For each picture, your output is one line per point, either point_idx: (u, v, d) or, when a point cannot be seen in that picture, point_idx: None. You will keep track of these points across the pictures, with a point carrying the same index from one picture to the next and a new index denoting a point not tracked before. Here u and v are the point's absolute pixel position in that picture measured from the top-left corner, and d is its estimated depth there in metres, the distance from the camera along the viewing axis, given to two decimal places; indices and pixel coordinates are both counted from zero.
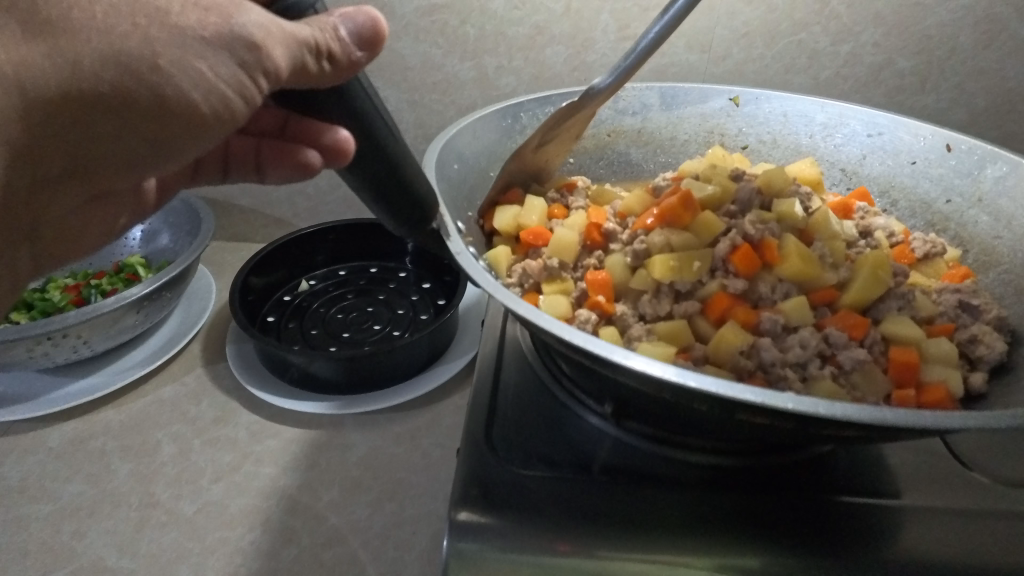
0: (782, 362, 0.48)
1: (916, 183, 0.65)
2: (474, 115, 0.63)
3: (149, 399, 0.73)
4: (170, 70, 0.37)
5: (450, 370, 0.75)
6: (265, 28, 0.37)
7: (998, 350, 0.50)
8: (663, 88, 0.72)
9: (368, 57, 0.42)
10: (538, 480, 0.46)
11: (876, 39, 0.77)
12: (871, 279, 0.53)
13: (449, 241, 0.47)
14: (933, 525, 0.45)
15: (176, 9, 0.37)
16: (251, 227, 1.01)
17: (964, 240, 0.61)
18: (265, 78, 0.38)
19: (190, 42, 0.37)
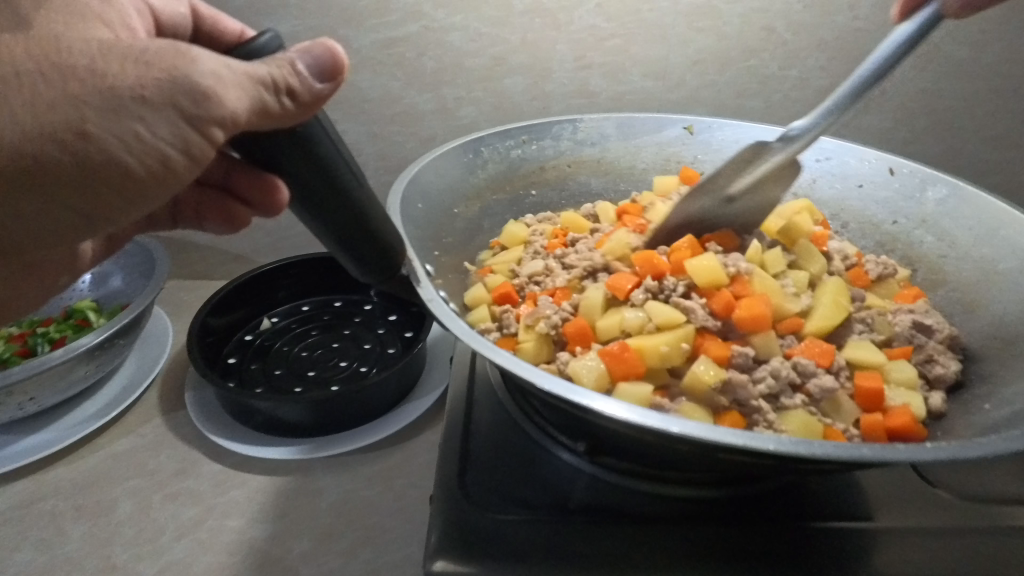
0: (754, 393, 0.49)
1: (865, 207, 0.67)
2: (435, 152, 0.63)
3: (103, 453, 0.70)
4: (101, 135, 0.38)
5: (421, 407, 0.74)
6: (215, 74, 0.37)
7: (954, 369, 0.51)
8: (619, 119, 0.73)
9: (333, 89, 0.41)
10: (516, 526, 0.46)
11: (822, 64, 0.80)
12: (833, 307, 0.56)
13: (420, 287, 0.47)
14: (905, 546, 0.46)
15: (114, 69, 0.37)
16: (208, 264, 0.98)
17: (912, 259, 0.63)
18: (221, 126, 0.39)
19: (126, 104, 0.37)
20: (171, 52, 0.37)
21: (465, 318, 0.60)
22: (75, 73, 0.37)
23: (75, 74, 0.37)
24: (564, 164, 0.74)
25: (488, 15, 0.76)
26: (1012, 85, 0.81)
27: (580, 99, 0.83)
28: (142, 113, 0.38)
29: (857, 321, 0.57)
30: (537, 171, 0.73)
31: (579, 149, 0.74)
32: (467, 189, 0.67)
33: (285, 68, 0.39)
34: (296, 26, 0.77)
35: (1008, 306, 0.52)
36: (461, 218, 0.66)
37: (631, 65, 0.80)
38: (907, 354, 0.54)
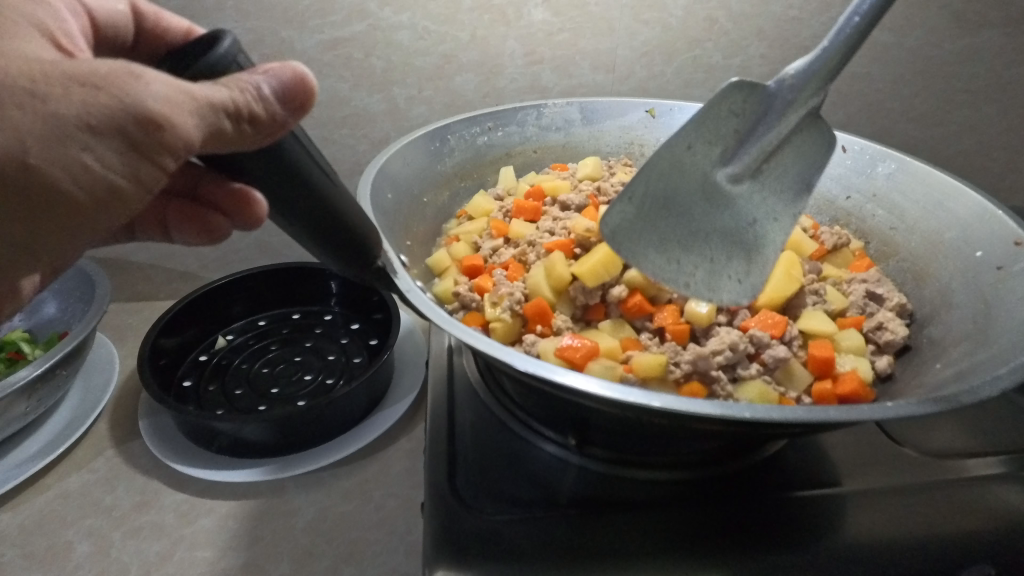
0: (713, 363, 0.49)
1: (820, 183, 0.70)
2: (402, 141, 0.62)
3: (51, 494, 0.65)
4: (43, 166, 0.35)
5: (393, 416, 0.72)
6: (169, 99, 0.34)
7: (902, 334, 0.53)
8: (582, 104, 0.74)
9: (293, 114, 0.39)
10: (511, 524, 0.45)
11: (762, 52, 0.82)
12: (786, 278, 0.57)
13: (398, 279, 0.46)
14: (875, 506, 0.48)
15: (54, 94, 0.34)
16: (153, 284, 0.93)
17: (865, 232, 0.66)
18: (173, 147, 0.36)
19: (69, 132, 0.34)
20: (119, 71, 0.35)
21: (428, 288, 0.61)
22: (12, 95, 0.33)
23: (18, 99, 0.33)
24: (530, 150, 0.75)
25: (435, 12, 0.75)
26: (933, 65, 0.86)
27: (532, 94, 0.83)
28: (86, 140, 0.35)
29: (810, 292, 0.59)
30: (504, 157, 0.73)
31: (544, 135, 0.75)
32: (436, 178, 0.66)
33: (244, 89, 0.36)
34: (235, 29, 0.74)
35: (952, 275, 0.55)
36: (431, 207, 0.65)
37: (581, 59, 0.81)
38: (858, 323, 0.57)
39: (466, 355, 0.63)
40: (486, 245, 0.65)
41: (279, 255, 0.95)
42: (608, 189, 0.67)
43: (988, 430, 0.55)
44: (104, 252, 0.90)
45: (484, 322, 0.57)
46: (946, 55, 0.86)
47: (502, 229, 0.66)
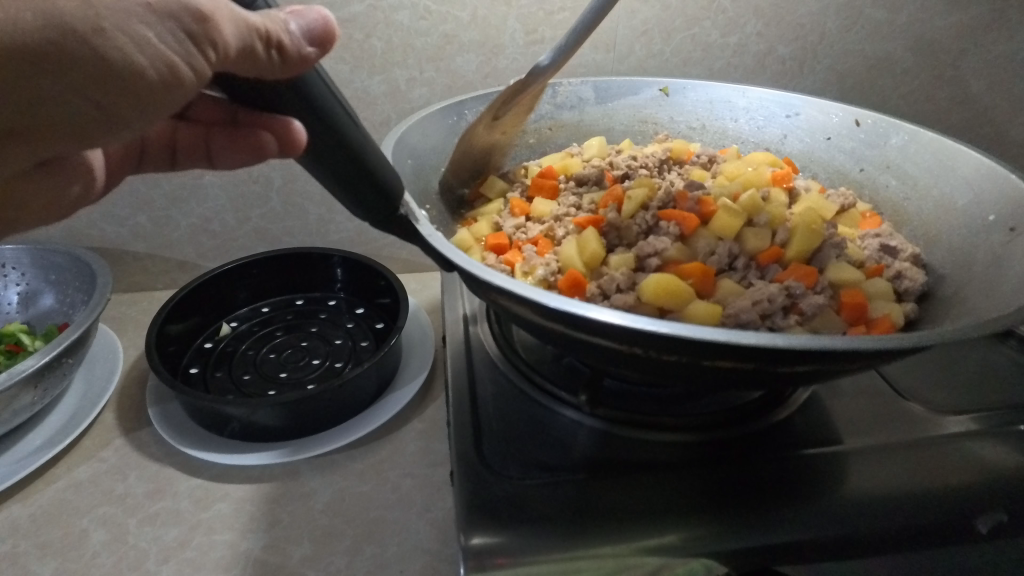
0: (754, 313, 0.49)
1: (832, 157, 0.69)
2: (419, 114, 0.62)
3: (62, 484, 0.64)
4: (111, 34, 0.34)
5: (404, 397, 0.72)
6: (214, 1, 0.35)
7: (920, 279, 0.54)
8: (596, 82, 0.74)
9: (319, 54, 0.39)
10: (538, 487, 0.46)
11: (758, 30, 0.84)
12: (809, 231, 0.56)
13: (419, 225, 0.46)
14: (887, 460, 0.49)
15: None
16: (151, 275, 0.92)
17: (879, 203, 0.65)
18: (208, 54, 0.36)
19: (136, 9, 0.35)
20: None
21: None
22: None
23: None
24: (544, 126, 0.75)
25: None
26: (922, 42, 0.88)
27: None
28: (148, 16, 0.35)
29: (833, 244, 0.57)
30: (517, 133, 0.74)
31: (558, 112, 0.75)
32: (454, 151, 0.66)
33: (274, 21, 0.37)
34: None
35: (963, 240, 0.54)
36: (447, 180, 0.65)
37: None
38: (880, 271, 0.57)
39: (480, 325, 0.64)
40: (508, 222, 0.64)
41: (279, 243, 0.93)
42: (622, 163, 0.67)
43: (992, 386, 0.57)
44: (99, 243, 0.89)
45: None
46: (935, 31, 0.88)
47: (522, 206, 0.66)
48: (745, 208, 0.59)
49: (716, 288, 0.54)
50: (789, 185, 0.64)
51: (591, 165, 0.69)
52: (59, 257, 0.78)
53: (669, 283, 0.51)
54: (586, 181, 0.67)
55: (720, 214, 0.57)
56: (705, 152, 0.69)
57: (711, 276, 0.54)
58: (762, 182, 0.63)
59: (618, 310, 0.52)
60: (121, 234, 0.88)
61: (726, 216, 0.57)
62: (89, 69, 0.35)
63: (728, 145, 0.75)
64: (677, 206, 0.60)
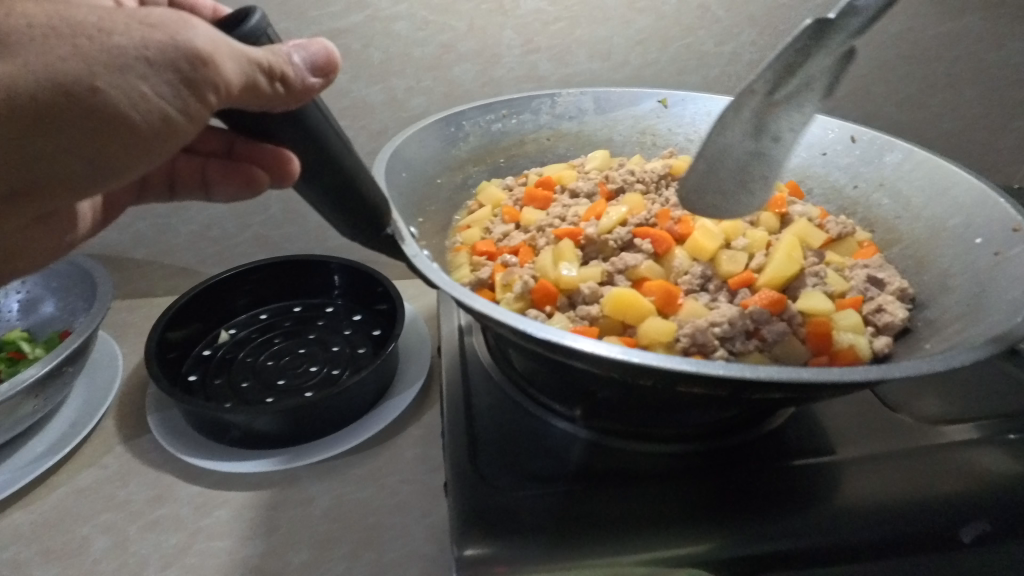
0: (711, 334, 0.50)
1: (828, 172, 0.69)
2: (418, 125, 0.64)
3: (64, 491, 0.65)
4: (107, 90, 0.37)
5: (402, 404, 0.73)
6: (214, 42, 0.37)
7: (902, 315, 0.52)
8: (596, 93, 0.75)
9: (322, 84, 0.41)
10: (532, 499, 0.46)
11: (753, 39, 0.85)
12: (788, 259, 0.58)
13: (404, 245, 0.46)
14: (875, 471, 0.50)
15: (119, 28, 0.37)
16: (151, 281, 0.93)
17: (872, 221, 0.64)
18: (214, 95, 0.37)
19: (133, 63, 0.37)
20: (166, 18, 0.37)
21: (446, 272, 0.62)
22: (83, 30, 0.37)
23: (85, 33, 0.37)
24: (544, 137, 0.75)
25: (432, 2, 0.75)
26: (917, 51, 0.89)
27: (529, 83, 0.84)
28: (141, 68, 0.37)
29: (811, 274, 0.59)
30: (517, 144, 0.74)
31: (558, 123, 0.75)
32: (449, 160, 0.68)
33: (279, 54, 0.38)
34: None
35: (952, 262, 0.54)
36: (444, 189, 0.67)
37: (577, 47, 0.82)
38: (858, 303, 0.56)
39: (476, 335, 0.65)
40: (498, 228, 0.66)
41: (278, 249, 0.94)
42: (619, 176, 0.68)
43: (978, 396, 0.58)
44: (100, 250, 0.89)
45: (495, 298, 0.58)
46: (929, 40, 0.89)
47: (514, 213, 0.67)
48: (725, 231, 0.61)
49: (679, 311, 0.55)
50: (782, 211, 0.64)
51: (586, 178, 0.70)
52: (61, 266, 0.79)
53: (629, 300, 0.52)
54: (580, 194, 0.68)
55: (697, 235, 0.60)
56: None
57: (676, 299, 0.55)
58: None
59: (580, 323, 0.54)
60: (121, 241, 0.89)
61: (702, 237, 0.59)
62: (93, 120, 0.38)
63: None
64: (657, 224, 0.62)
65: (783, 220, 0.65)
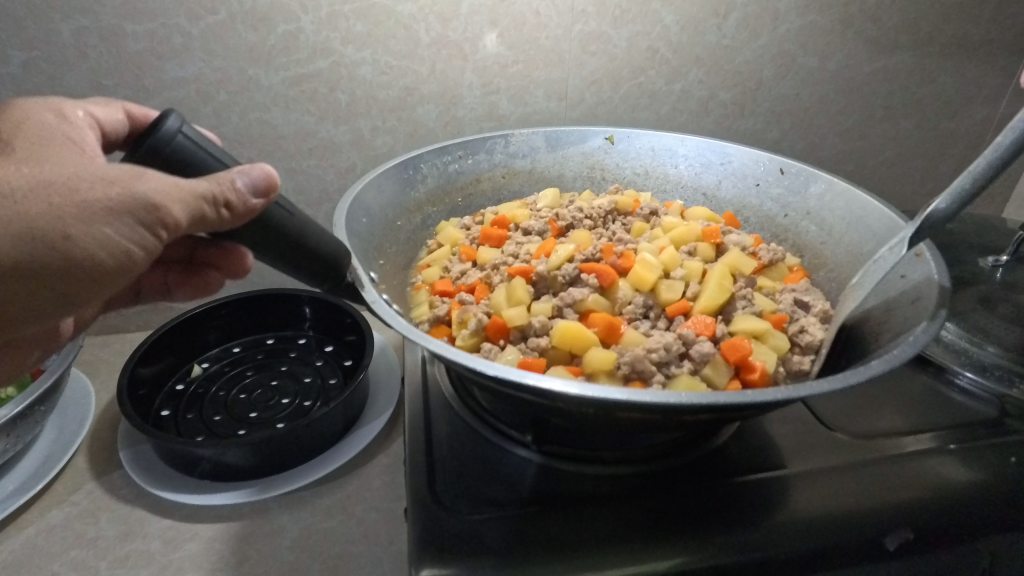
0: (648, 362, 0.53)
1: (761, 202, 0.74)
2: (376, 170, 0.67)
3: (33, 530, 0.66)
4: (77, 238, 0.42)
5: (371, 433, 0.75)
6: (165, 190, 0.42)
7: (821, 335, 0.57)
8: (547, 133, 0.79)
9: (263, 202, 0.45)
10: (488, 523, 0.49)
11: (700, 78, 0.90)
12: (718, 289, 0.62)
13: (364, 291, 0.50)
14: (812, 487, 0.53)
15: (84, 186, 0.42)
16: (123, 317, 0.94)
17: (801, 247, 0.70)
18: (167, 229, 0.43)
19: (98, 214, 0.42)
20: (117, 174, 0.42)
21: (406, 314, 0.65)
22: (54, 189, 0.42)
23: (55, 192, 0.41)
24: (499, 174, 0.80)
25: (395, 48, 0.79)
26: (854, 86, 0.96)
27: (489, 122, 0.88)
28: (105, 217, 0.42)
29: (741, 297, 0.63)
30: (472, 183, 0.79)
31: (510, 161, 0.80)
32: (408, 203, 0.71)
33: (220, 181, 0.42)
34: (202, 69, 0.77)
35: None
36: (404, 230, 0.71)
37: (535, 88, 0.86)
38: (783, 322, 0.60)
39: (440, 364, 0.68)
40: (455, 267, 0.70)
41: (249, 284, 0.97)
42: (568, 214, 0.73)
43: (908, 412, 0.62)
44: None
45: (452, 336, 0.62)
46: (864, 77, 0.95)
47: (470, 252, 0.71)
48: (664, 263, 0.65)
49: (621, 339, 0.59)
50: (718, 241, 0.68)
51: (538, 216, 0.74)
52: None
53: (575, 332, 0.57)
54: (533, 232, 0.72)
55: (637, 268, 0.64)
56: (649, 205, 0.74)
57: (618, 329, 0.59)
58: (693, 237, 0.69)
59: (531, 354, 0.58)
60: None
61: (642, 270, 0.63)
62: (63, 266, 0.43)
63: (670, 189, 0.81)
64: (603, 259, 0.66)
65: (720, 249, 0.69)
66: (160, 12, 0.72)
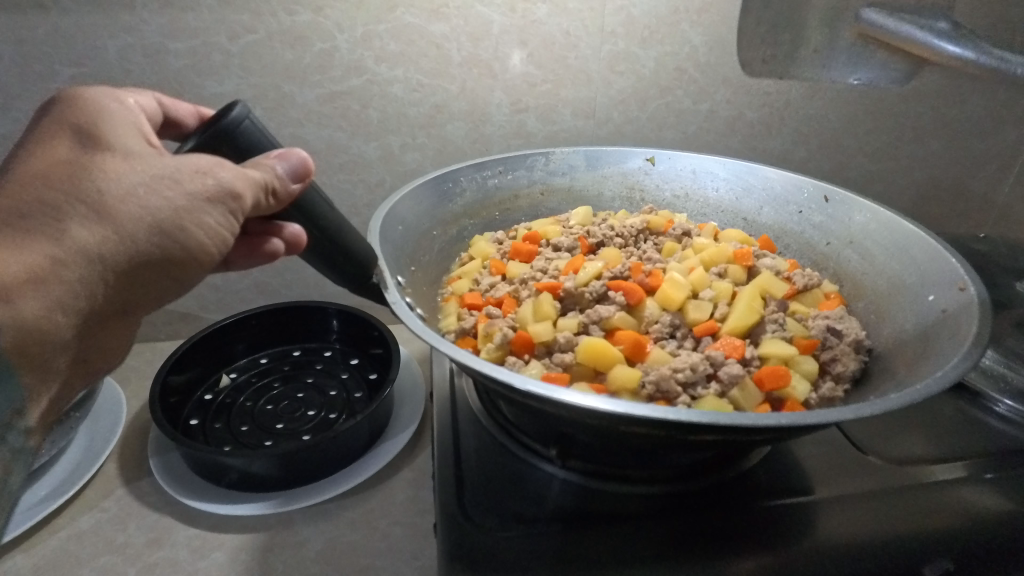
0: (674, 382, 0.53)
1: (802, 230, 0.74)
2: (416, 181, 0.69)
3: (65, 534, 0.67)
4: (194, 229, 0.44)
5: (396, 447, 0.75)
6: (237, 177, 0.43)
7: (853, 367, 0.57)
8: (587, 152, 0.80)
9: (301, 187, 0.47)
10: (516, 540, 0.49)
11: (727, 98, 0.90)
12: (748, 310, 0.62)
13: (387, 293, 0.52)
14: (848, 512, 0.52)
15: (184, 177, 0.42)
16: (153, 326, 0.96)
17: (842, 276, 0.69)
18: (239, 216, 0.45)
19: (200, 205, 0.43)
20: (203, 163, 0.43)
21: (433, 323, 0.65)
22: (164, 181, 0.42)
23: (166, 184, 0.42)
24: (537, 191, 0.81)
25: (426, 67, 0.81)
26: (883, 107, 0.95)
27: (517, 139, 0.89)
28: (202, 207, 0.43)
29: (771, 321, 0.62)
30: (510, 199, 0.80)
31: (549, 178, 0.80)
32: (444, 214, 0.73)
33: (267, 169, 0.44)
34: (240, 85, 0.79)
35: (909, 315, 0.58)
36: (437, 241, 0.72)
37: (562, 106, 0.87)
38: (813, 346, 0.60)
39: (467, 379, 0.68)
40: (485, 280, 0.70)
41: (278, 296, 0.98)
42: (599, 231, 0.73)
43: (947, 437, 0.60)
44: None
45: (477, 348, 0.62)
46: (892, 98, 0.95)
47: (500, 266, 0.71)
48: (692, 283, 0.65)
49: (647, 358, 0.58)
50: (749, 263, 0.68)
51: (568, 233, 0.75)
52: None
53: (599, 348, 0.57)
54: (562, 249, 0.73)
55: (665, 287, 0.64)
56: (681, 225, 0.74)
57: (644, 347, 0.58)
58: (724, 258, 0.69)
59: (556, 368, 0.58)
60: None
61: (669, 288, 0.64)
62: (183, 253, 0.45)
63: (711, 213, 0.80)
64: (631, 277, 0.66)
65: (751, 270, 0.69)
66: (202, 31, 0.75)
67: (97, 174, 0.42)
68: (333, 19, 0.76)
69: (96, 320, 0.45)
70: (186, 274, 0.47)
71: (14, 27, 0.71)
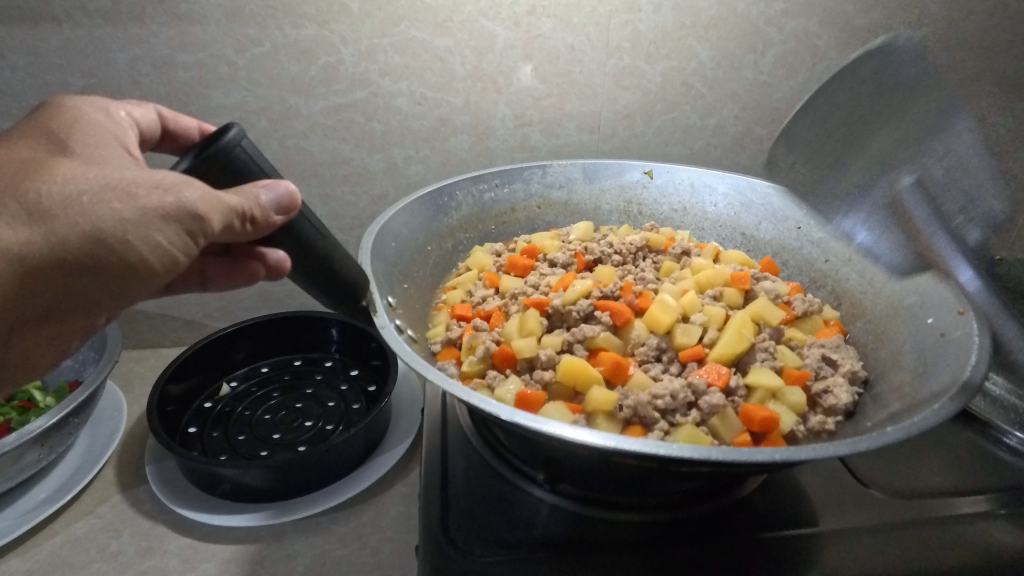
0: (651, 407, 0.53)
1: (802, 246, 0.74)
2: (412, 196, 0.69)
3: (59, 540, 0.67)
4: (134, 243, 0.43)
5: (391, 460, 0.74)
6: (204, 199, 0.42)
7: (846, 399, 0.54)
8: (585, 164, 0.79)
9: (284, 218, 0.47)
10: (498, 567, 0.48)
11: (736, 113, 0.89)
12: (736, 337, 0.59)
13: (376, 317, 0.52)
14: (846, 547, 0.50)
15: (141, 192, 0.42)
16: (159, 332, 0.97)
17: (840, 295, 0.68)
18: (203, 237, 0.44)
19: (151, 220, 0.43)
20: (168, 180, 0.42)
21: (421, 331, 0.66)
22: (115, 193, 0.43)
23: (114, 196, 0.43)
24: (533, 205, 0.80)
25: (431, 80, 0.81)
26: None
27: (521, 153, 0.89)
28: (156, 222, 0.43)
29: (760, 348, 0.61)
30: (507, 212, 0.79)
31: (547, 191, 0.80)
32: (440, 228, 0.73)
33: (248, 196, 0.44)
34: (246, 97, 0.80)
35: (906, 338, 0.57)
36: (433, 255, 0.72)
37: (567, 120, 0.87)
38: (804, 378, 0.57)
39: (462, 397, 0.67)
40: (478, 292, 0.70)
41: (281, 305, 0.99)
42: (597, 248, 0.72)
43: (953, 468, 0.58)
44: None
45: (459, 359, 0.62)
46: None
47: (493, 278, 0.71)
48: (684, 307, 0.64)
49: (628, 380, 0.57)
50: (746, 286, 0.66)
51: (566, 247, 0.74)
52: None
53: (578, 368, 0.56)
54: (558, 264, 0.72)
55: (653, 308, 0.63)
56: (680, 244, 0.73)
57: (626, 370, 0.57)
58: (721, 281, 0.67)
59: (534, 386, 0.58)
60: None
61: (658, 311, 0.62)
62: (119, 265, 0.44)
63: (708, 228, 0.79)
64: (621, 296, 0.65)
65: (750, 295, 0.67)
66: (209, 44, 0.76)
67: (45, 176, 0.43)
68: (338, 33, 0.77)
69: (17, 321, 0.46)
70: (118, 290, 0.46)
71: (27, 37, 0.72)
